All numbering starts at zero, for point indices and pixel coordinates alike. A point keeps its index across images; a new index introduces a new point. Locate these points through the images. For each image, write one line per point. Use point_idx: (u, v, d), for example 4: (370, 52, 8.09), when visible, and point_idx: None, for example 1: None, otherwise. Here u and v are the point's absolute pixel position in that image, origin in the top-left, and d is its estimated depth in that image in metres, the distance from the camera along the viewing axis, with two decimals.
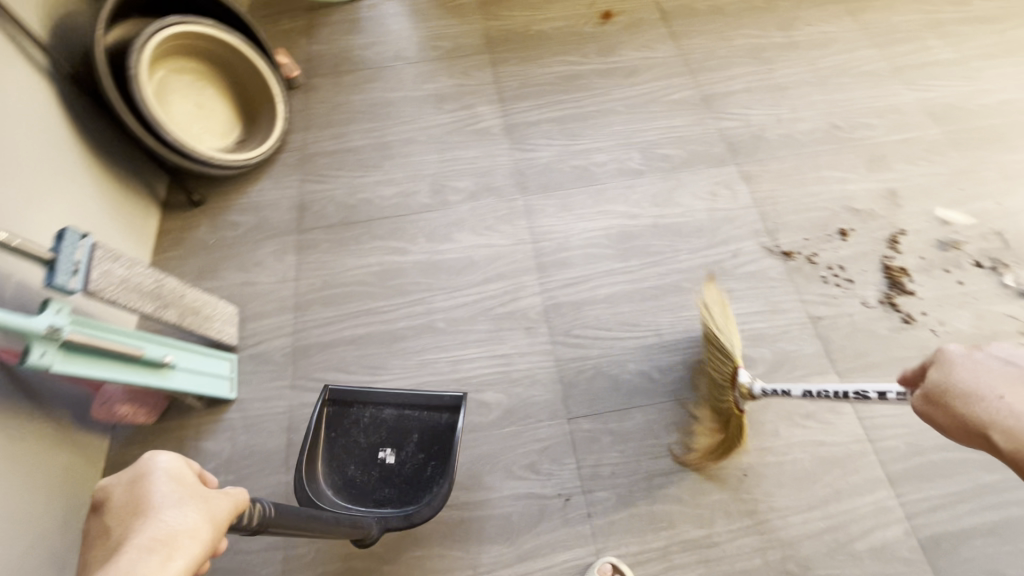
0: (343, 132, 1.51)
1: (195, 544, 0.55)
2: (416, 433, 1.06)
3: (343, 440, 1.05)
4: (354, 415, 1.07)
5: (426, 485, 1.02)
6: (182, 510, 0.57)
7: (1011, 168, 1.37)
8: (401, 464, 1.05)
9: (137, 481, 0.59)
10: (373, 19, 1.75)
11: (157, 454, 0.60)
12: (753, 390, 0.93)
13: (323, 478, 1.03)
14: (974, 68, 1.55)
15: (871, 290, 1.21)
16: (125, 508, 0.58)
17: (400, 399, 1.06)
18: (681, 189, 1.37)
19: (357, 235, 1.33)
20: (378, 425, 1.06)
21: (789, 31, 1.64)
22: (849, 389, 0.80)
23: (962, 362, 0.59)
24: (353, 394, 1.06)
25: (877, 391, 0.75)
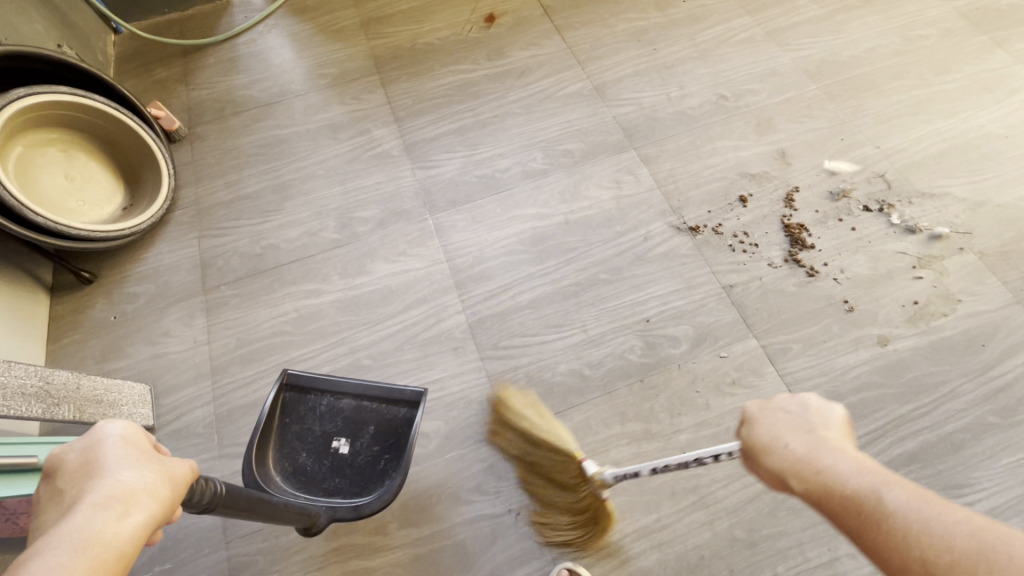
0: (237, 178, 1.45)
1: (155, 500, 0.54)
2: (373, 425, 1.06)
3: (297, 428, 1.05)
4: (312, 402, 1.07)
5: (377, 477, 1.03)
6: (138, 469, 0.55)
7: (885, 111, 1.46)
8: (354, 455, 1.05)
9: (89, 445, 0.57)
10: (253, 55, 1.69)
11: (111, 420, 0.57)
12: (605, 478, 0.86)
13: (272, 463, 1.03)
14: (839, 21, 1.63)
15: (775, 250, 1.26)
16: (76, 472, 0.55)
17: (359, 389, 1.06)
18: (586, 182, 1.38)
19: (268, 284, 1.28)
20: (335, 415, 1.06)
21: (667, 10, 1.68)
22: (689, 457, 0.74)
23: (755, 419, 0.67)
24: (312, 382, 1.06)
25: (712, 454, 0.72)
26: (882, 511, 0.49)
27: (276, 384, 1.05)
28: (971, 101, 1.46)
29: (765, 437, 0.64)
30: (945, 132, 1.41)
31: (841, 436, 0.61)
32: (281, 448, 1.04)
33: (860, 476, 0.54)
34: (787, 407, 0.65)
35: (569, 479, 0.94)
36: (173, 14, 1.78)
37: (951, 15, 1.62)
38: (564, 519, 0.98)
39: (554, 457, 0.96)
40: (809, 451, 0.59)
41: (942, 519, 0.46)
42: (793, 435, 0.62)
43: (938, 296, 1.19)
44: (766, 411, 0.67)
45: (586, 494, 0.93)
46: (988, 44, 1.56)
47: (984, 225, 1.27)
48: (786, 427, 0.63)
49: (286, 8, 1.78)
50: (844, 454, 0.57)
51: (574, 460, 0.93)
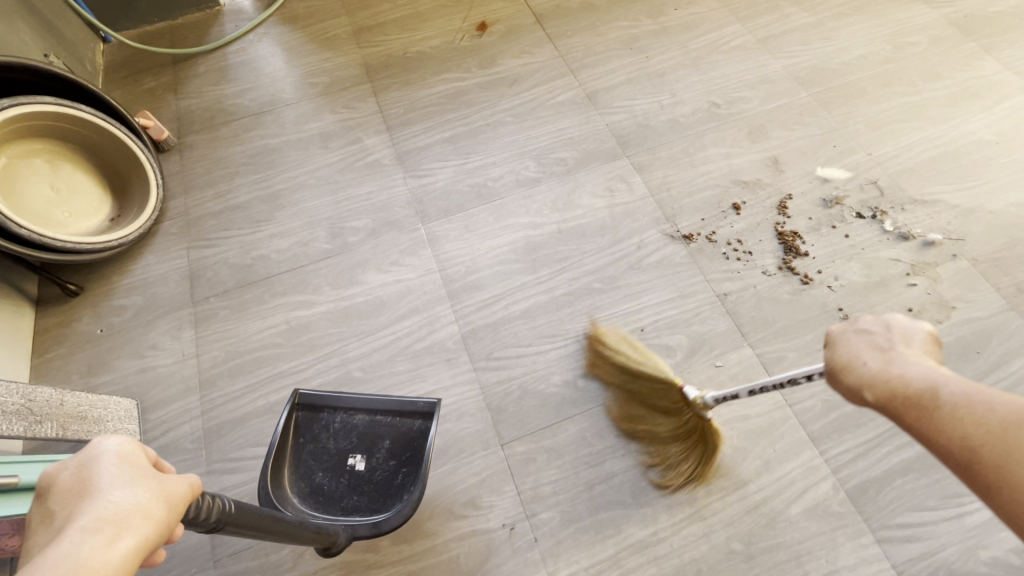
0: (226, 188, 1.43)
1: (149, 522, 0.51)
2: (388, 439, 1.05)
3: (312, 447, 1.04)
4: (326, 420, 1.06)
5: (396, 492, 1.01)
6: (132, 489, 0.53)
7: (877, 118, 1.46)
8: (371, 472, 1.04)
9: (83, 461, 0.54)
10: (244, 64, 1.68)
11: (108, 436, 0.55)
12: (706, 401, 0.93)
13: (289, 484, 1.01)
14: (830, 28, 1.64)
15: (769, 258, 1.26)
16: (68, 492, 0.53)
17: (372, 404, 1.05)
18: (580, 190, 1.37)
19: (257, 295, 1.26)
20: (350, 431, 1.05)
21: (658, 18, 1.69)
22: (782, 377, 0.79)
23: (837, 341, 0.68)
24: (324, 399, 1.05)
25: (803, 374, 0.75)
26: (943, 408, 0.52)
27: (287, 404, 1.04)
28: (961, 108, 1.47)
29: (843, 356, 0.65)
30: (937, 138, 1.42)
31: (923, 353, 0.62)
32: (296, 469, 1.03)
33: (929, 382, 0.56)
34: (870, 328, 0.66)
35: (671, 405, 1.00)
36: (163, 24, 1.77)
37: (940, 23, 1.63)
38: (667, 448, 1.03)
39: (654, 387, 1.02)
40: (882, 365, 0.61)
41: (993, 410, 0.48)
42: (872, 353, 0.63)
43: (933, 303, 1.19)
44: (850, 333, 0.67)
45: (689, 417, 0.99)
46: (978, 51, 1.57)
47: (976, 232, 1.27)
48: (867, 346, 0.64)
49: (277, 16, 1.78)
50: (918, 366, 0.59)
51: (675, 387, 0.99)
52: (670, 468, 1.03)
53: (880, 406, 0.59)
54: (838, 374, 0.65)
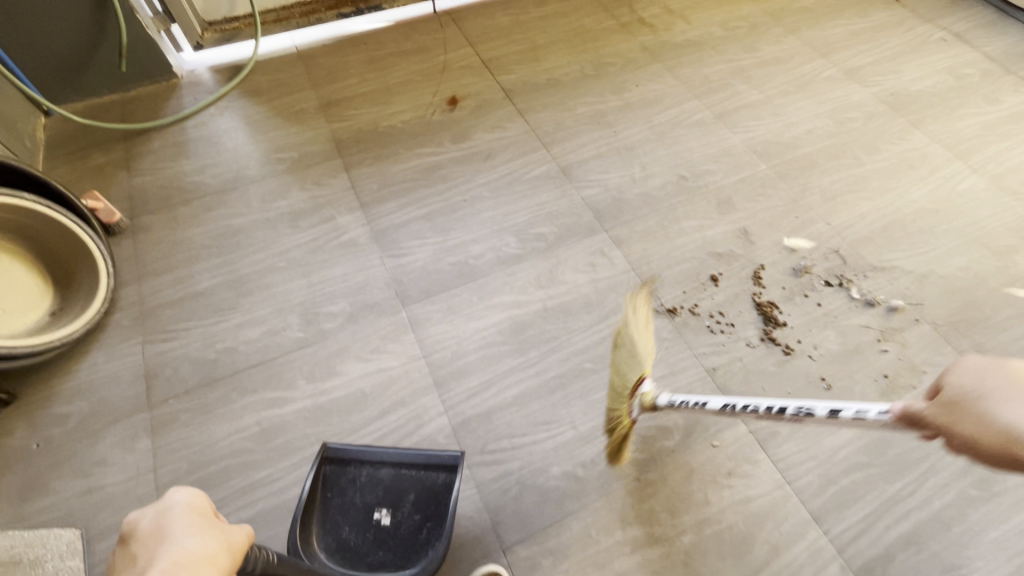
0: (186, 274, 1.33)
1: (215, 568, 0.53)
2: (413, 492, 1.03)
3: (339, 501, 1.02)
4: (352, 473, 1.04)
5: (422, 548, 0.98)
6: (201, 536, 0.55)
7: (830, 189, 1.56)
8: (397, 526, 1.01)
9: (159, 512, 0.58)
10: (205, 139, 1.61)
11: (179, 488, 0.59)
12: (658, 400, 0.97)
13: (315, 539, 0.99)
14: (778, 105, 1.77)
15: (750, 329, 1.29)
16: (145, 541, 0.56)
17: (398, 456, 1.04)
18: (562, 266, 1.37)
19: (223, 394, 1.15)
20: (375, 484, 1.03)
21: (621, 94, 1.78)
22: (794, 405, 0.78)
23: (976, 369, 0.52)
24: (351, 452, 1.04)
25: (825, 409, 0.74)
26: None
27: (315, 458, 1.03)
28: (901, 178, 1.60)
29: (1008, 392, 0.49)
30: (884, 208, 1.53)
31: None
32: (323, 523, 1.01)
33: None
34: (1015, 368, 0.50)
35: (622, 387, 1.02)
36: (113, 96, 1.69)
37: (872, 100, 1.80)
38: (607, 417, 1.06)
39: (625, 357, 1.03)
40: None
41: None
42: None
43: (905, 368, 1.24)
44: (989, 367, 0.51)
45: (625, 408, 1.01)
46: (907, 126, 1.73)
47: (932, 297, 1.35)
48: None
49: (239, 90, 1.74)
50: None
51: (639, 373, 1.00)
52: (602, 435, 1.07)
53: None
54: (991, 423, 0.49)
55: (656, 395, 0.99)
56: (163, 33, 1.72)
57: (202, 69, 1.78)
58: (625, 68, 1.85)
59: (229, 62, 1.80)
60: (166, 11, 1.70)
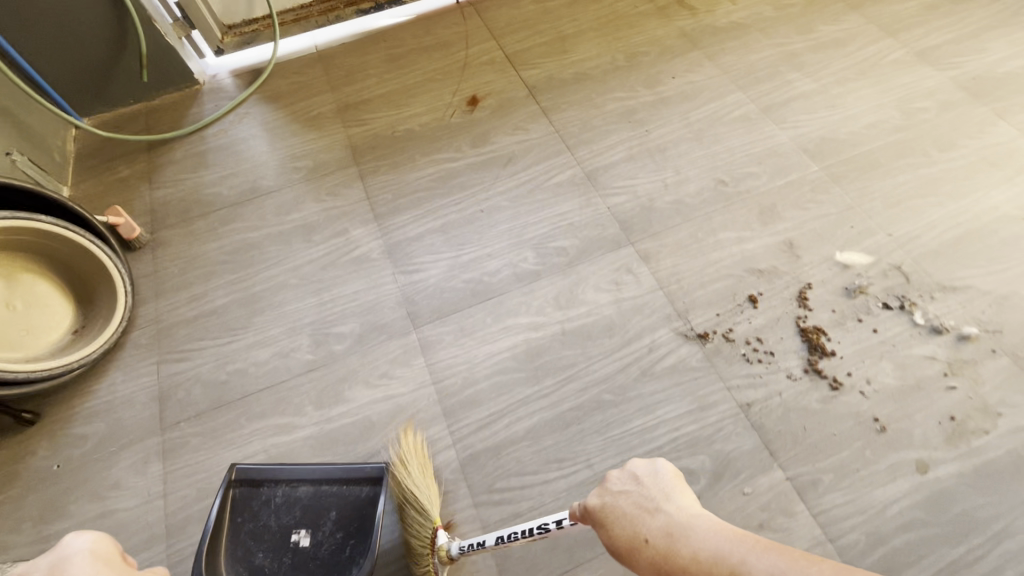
0: (201, 291, 1.32)
1: None
2: (335, 509, 1.01)
3: (251, 525, 0.99)
4: (266, 495, 1.01)
5: (346, 566, 0.97)
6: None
7: (893, 193, 1.37)
8: (316, 547, 0.99)
9: (55, 562, 0.56)
10: (224, 148, 1.60)
11: (81, 535, 0.58)
12: (451, 550, 0.92)
13: (224, 570, 0.95)
14: (835, 94, 1.58)
15: (793, 359, 1.15)
16: None
17: (317, 474, 1.01)
18: (583, 284, 1.28)
19: (233, 419, 1.15)
20: (293, 504, 1.01)
21: (655, 87, 1.63)
22: (535, 525, 0.81)
23: (603, 509, 0.66)
24: (264, 473, 1.01)
25: (554, 521, 0.79)
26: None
27: (224, 482, 0.99)
28: (981, 179, 1.39)
29: (633, 528, 0.61)
30: (959, 215, 1.33)
31: (678, 499, 0.63)
32: (234, 551, 0.97)
33: (727, 547, 0.54)
34: (622, 491, 0.66)
35: (421, 544, 0.96)
36: (137, 106, 1.69)
37: (949, 86, 1.57)
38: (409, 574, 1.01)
39: (415, 515, 0.98)
40: (675, 525, 0.59)
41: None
42: (652, 515, 0.62)
43: (976, 409, 1.08)
44: (612, 504, 0.66)
45: (428, 566, 0.95)
46: (990, 116, 1.51)
47: (1013, 323, 1.17)
48: (640, 510, 0.63)
49: (259, 95, 1.71)
50: (701, 516, 0.59)
51: (432, 526, 0.95)
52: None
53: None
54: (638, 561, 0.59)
55: (452, 543, 0.94)
56: (183, 39, 1.68)
57: (223, 74, 1.76)
58: (660, 57, 1.70)
59: (249, 66, 1.77)
60: (185, 17, 1.65)
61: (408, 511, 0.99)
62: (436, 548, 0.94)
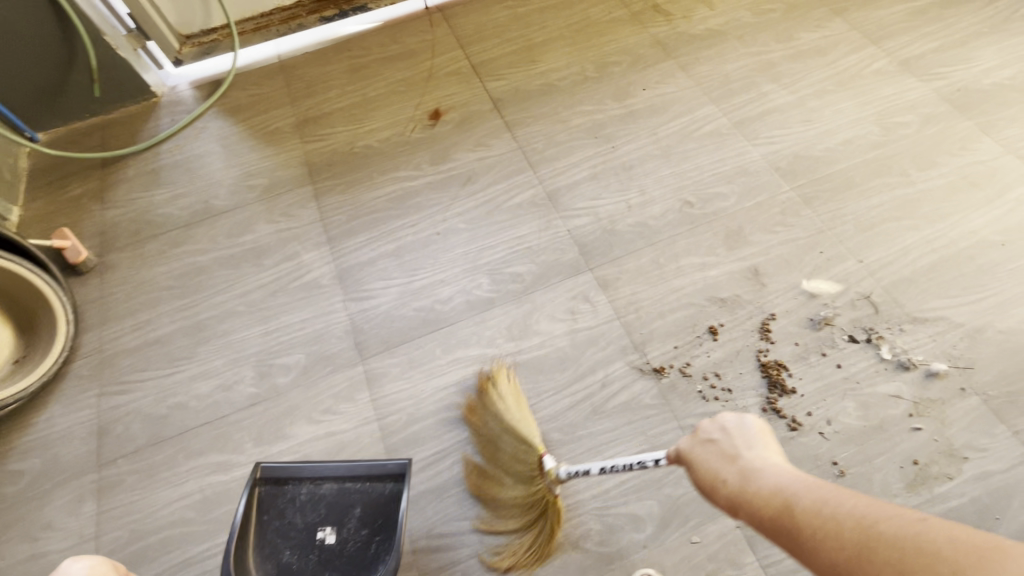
0: (147, 318, 1.29)
1: None
2: (359, 506, 1.00)
3: (278, 523, 0.98)
4: (291, 493, 1.00)
5: (371, 564, 0.96)
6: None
7: (867, 216, 1.31)
8: (343, 544, 0.98)
9: None
10: (178, 165, 1.55)
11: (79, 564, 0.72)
12: (559, 474, 0.94)
13: (254, 567, 0.95)
14: (812, 108, 1.50)
15: (751, 397, 1.11)
16: None
17: (340, 471, 1.00)
18: (537, 313, 1.23)
19: (171, 456, 1.12)
20: (317, 502, 0.99)
21: (625, 100, 1.56)
22: (636, 460, 0.87)
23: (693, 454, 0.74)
24: (287, 471, 1.00)
25: (652, 459, 0.85)
26: (798, 527, 0.56)
27: (249, 480, 0.98)
28: (961, 201, 1.32)
29: (715, 471, 0.70)
30: (935, 240, 1.27)
31: (762, 451, 0.69)
32: (262, 549, 0.97)
33: (790, 488, 0.61)
34: (711, 439, 0.74)
35: (528, 469, 0.99)
36: (92, 119, 1.64)
37: (932, 98, 1.50)
38: (515, 513, 1.01)
39: (518, 444, 1.01)
40: (749, 471, 0.66)
41: (841, 513, 0.54)
42: (733, 462, 0.69)
43: (941, 452, 1.03)
44: (700, 450, 0.74)
45: (541, 488, 0.97)
46: (975, 131, 1.43)
47: (985, 358, 1.12)
48: (723, 457, 0.71)
49: (217, 107, 1.66)
50: (779, 464, 0.66)
51: (536, 453, 0.98)
52: (513, 541, 1.00)
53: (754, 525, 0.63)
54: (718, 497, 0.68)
55: (559, 467, 0.96)
56: (139, 51, 1.63)
57: (183, 85, 1.71)
58: (632, 67, 1.63)
59: (209, 77, 1.72)
60: (139, 29, 1.60)
61: (510, 440, 1.02)
62: (544, 471, 0.96)
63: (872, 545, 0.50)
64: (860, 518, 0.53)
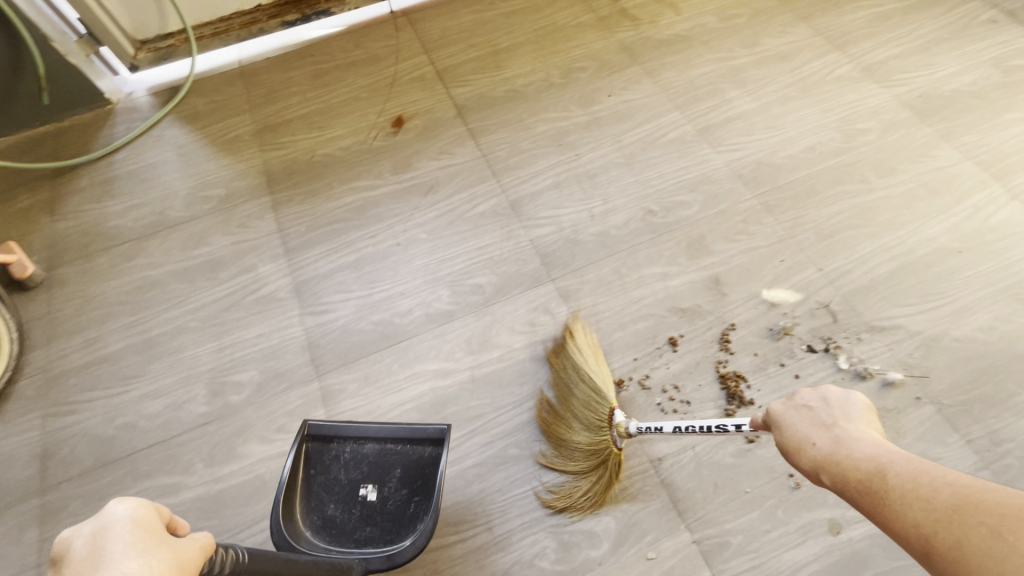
0: (96, 335, 1.25)
1: None
2: (400, 467, 1.01)
3: (323, 478, 1.00)
4: (337, 450, 1.02)
5: (410, 522, 0.98)
6: (145, 559, 0.51)
7: (827, 224, 1.31)
8: (384, 501, 1.00)
9: (95, 527, 0.52)
10: (132, 174, 1.51)
11: (120, 502, 0.53)
12: (629, 428, 0.98)
13: (300, 518, 0.97)
14: (775, 114, 1.50)
15: (709, 409, 1.11)
16: (84, 562, 0.50)
17: (383, 432, 1.01)
18: (497, 325, 1.21)
19: (119, 479, 1.09)
20: (360, 460, 1.01)
21: (590, 106, 1.55)
22: (714, 423, 0.88)
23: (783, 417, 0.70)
24: (332, 430, 1.01)
25: (734, 424, 0.85)
26: (890, 492, 0.53)
27: (296, 436, 1.01)
28: (920, 208, 1.33)
29: (802, 435, 0.66)
30: (894, 247, 1.27)
31: (864, 426, 0.64)
32: (308, 501, 0.99)
33: (890, 460, 0.56)
34: (809, 404, 0.68)
35: (597, 420, 1.04)
36: (45, 128, 1.59)
37: (894, 104, 1.50)
38: (577, 457, 1.05)
39: (590, 395, 1.06)
40: (843, 439, 0.62)
41: (944, 485, 0.50)
42: (824, 428, 0.65)
43: None
44: (792, 413, 0.69)
45: (607, 440, 1.02)
46: (934, 137, 1.44)
47: (939, 367, 1.13)
48: (815, 423, 0.66)
49: (174, 114, 1.62)
50: (881, 441, 0.60)
51: (608, 406, 1.03)
52: (570, 485, 1.04)
53: (838, 489, 0.59)
54: (800, 461, 0.64)
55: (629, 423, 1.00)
56: (92, 57, 1.58)
57: (140, 91, 1.66)
58: (598, 73, 1.61)
59: (166, 83, 1.67)
60: (91, 34, 1.54)
61: (583, 389, 1.07)
62: (613, 425, 1.01)
63: (973, 513, 0.46)
64: (968, 490, 0.48)
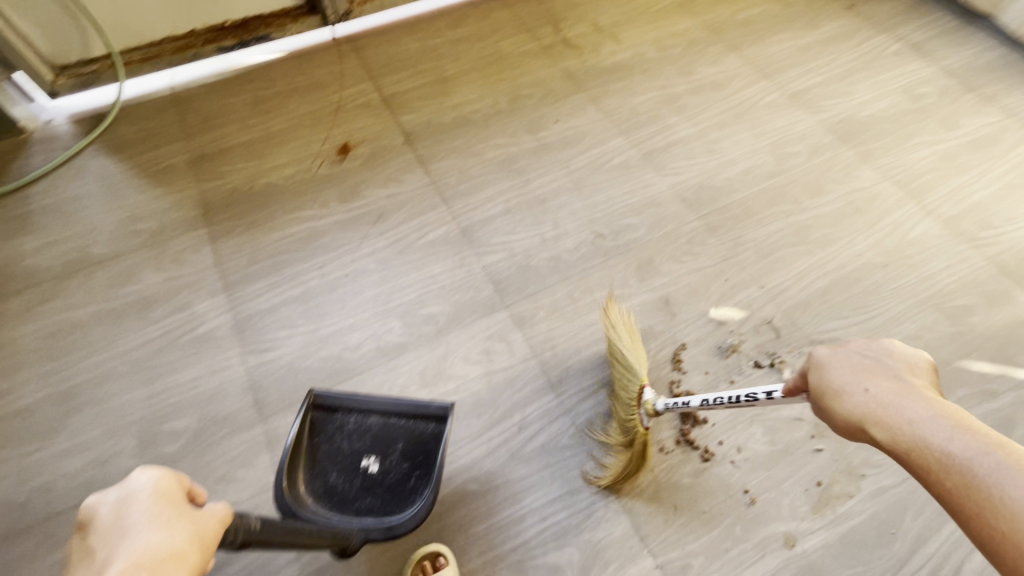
0: (7, 387, 1.13)
1: (180, 565, 0.50)
2: (403, 441, 1.01)
3: (327, 447, 1.00)
4: (342, 420, 1.02)
5: (409, 495, 0.98)
6: (167, 531, 0.52)
7: (766, 243, 1.37)
8: (384, 474, 1.00)
9: (119, 496, 0.54)
10: (50, 209, 1.40)
11: (144, 471, 0.55)
12: (656, 407, 0.97)
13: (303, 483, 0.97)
14: (713, 139, 1.57)
15: (666, 430, 1.10)
16: (110, 529, 0.52)
17: (388, 405, 1.01)
18: (452, 356, 1.19)
19: (34, 549, 0.98)
20: (364, 432, 1.01)
21: (537, 132, 1.57)
22: (741, 393, 0.84)
23: (828, 361, 0.63)
24: (339, 400, 1.01)
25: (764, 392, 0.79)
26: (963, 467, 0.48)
27: (302, 404, 0.99)
28: (848, 225, 1.42)
29: (846, 383, 0.60)
30: (827, 263, 1.35)
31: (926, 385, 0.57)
32: (311, 469, 0.99)
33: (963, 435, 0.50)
34: (866, 354, 0.61)
35: (628, 399, 1.03)
36: None
37: (818, 129, 1.61)
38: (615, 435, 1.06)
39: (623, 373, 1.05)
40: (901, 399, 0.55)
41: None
42: (875, 379, 0.58)
43: (842, 472, 1.07)
44: (840, 356, 0.62)
45: (635, 419, 1.01)
46: (856, 159, 1.55)
47: None
48: (865, 371, 0.59)
49: (99, 144, 1.51)
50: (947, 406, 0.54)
51: (638, 384, 1.01)
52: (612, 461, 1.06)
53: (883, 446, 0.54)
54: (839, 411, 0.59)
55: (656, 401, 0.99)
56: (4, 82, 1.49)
57: (60, 119, 1.55)
58: (543, 100, 1.64)
59: (90, 110, 1.57)
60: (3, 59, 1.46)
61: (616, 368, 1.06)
62: (642, 403, 1.00)
63: None
64: None
